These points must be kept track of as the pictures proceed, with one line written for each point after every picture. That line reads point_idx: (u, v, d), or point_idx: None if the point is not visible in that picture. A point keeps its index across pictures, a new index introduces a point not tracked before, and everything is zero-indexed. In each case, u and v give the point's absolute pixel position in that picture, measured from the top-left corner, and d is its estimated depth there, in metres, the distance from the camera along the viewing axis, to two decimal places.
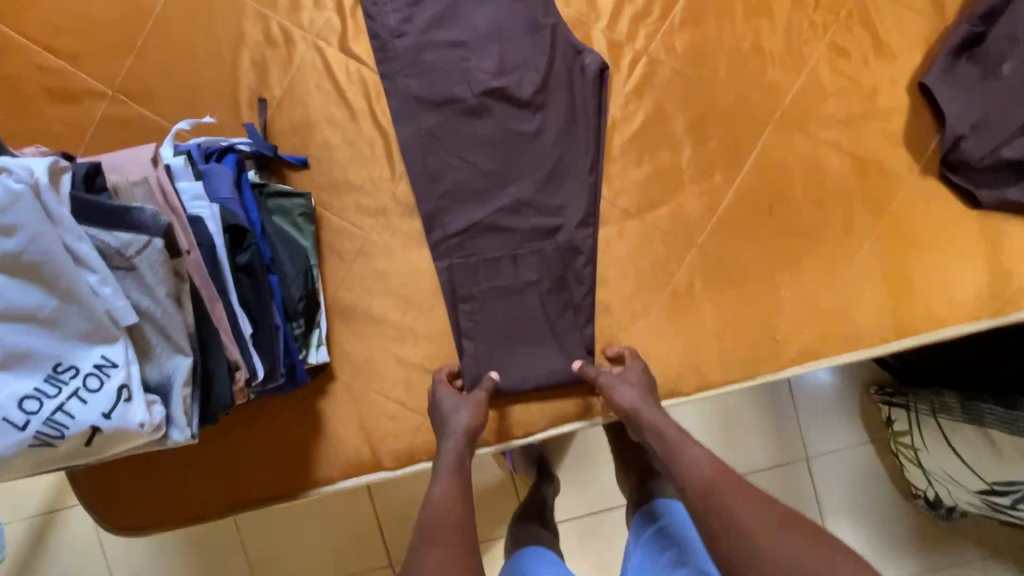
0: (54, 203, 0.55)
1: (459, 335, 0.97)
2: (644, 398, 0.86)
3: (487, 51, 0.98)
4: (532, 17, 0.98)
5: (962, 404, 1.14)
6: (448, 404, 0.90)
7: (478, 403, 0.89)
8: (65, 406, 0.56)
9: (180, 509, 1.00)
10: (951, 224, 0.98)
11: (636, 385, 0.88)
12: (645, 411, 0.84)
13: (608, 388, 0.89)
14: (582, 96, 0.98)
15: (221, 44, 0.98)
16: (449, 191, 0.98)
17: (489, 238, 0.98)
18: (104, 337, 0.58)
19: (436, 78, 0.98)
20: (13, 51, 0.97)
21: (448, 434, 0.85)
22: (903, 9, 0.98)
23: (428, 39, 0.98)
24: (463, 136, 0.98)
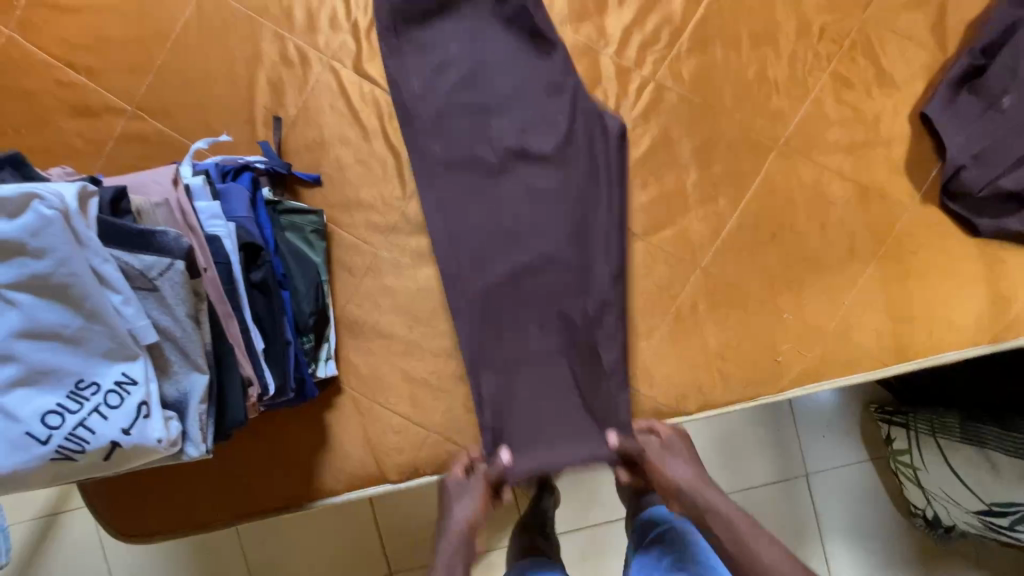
0: (83, 228, 0.57)
1: (483, 406, 0.99)
2: (699, 476, 0.86)
3: (508, 115, 1.02)
4: (552, 79, 1.02)
5: (961, 424, 1.15)
6: (454, 487, 0.91)
7: (478, 490, 0.90)
8: (86, 422, 0.58)
9: (186, 517, 1.01)
10: (951, 251, 0.99)
11: (687, 462, 0.89)
12: (702, 492, 0.83)
13: (659, 466, 0.89)
14: (603, 154, 1.01)
15: (238, 64, 1.01)
16: (472, 249, 1.01)
17: (514, 299, 1.01)
18: (125, 355, 0.60)
19: (461, 141, 1.02)
20: (35, 67, 1.00)
21: (446, 527, 0.85)
22: (907, 41, 1.00)
23: (453, 103, 1.02)
24: (488, 197, 1.02)
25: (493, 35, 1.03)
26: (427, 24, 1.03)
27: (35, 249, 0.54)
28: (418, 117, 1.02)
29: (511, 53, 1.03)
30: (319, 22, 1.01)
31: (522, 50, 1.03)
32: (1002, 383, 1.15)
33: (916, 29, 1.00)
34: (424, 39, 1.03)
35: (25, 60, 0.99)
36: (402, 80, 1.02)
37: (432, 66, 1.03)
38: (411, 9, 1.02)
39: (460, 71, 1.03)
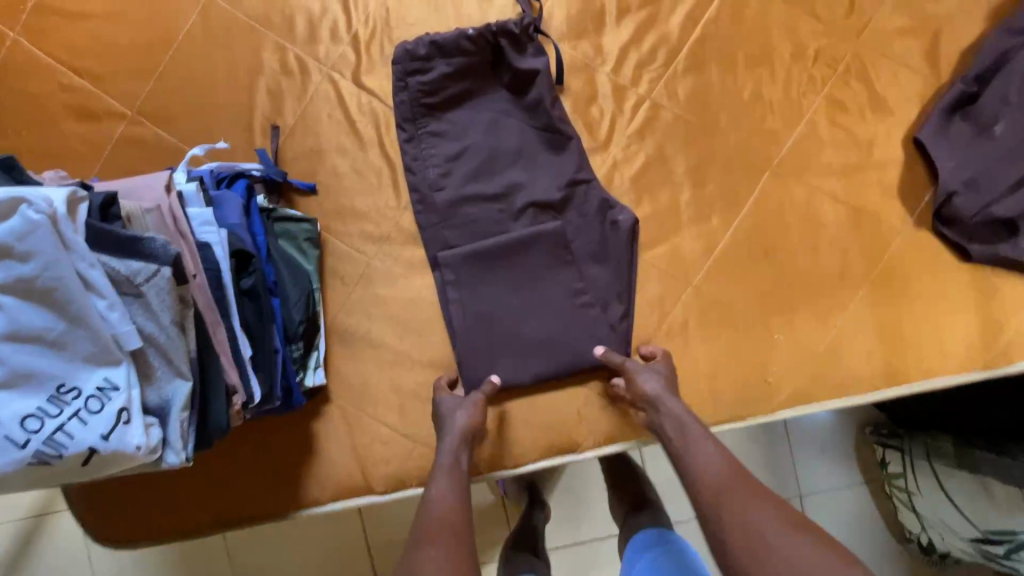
0: (71, 233, 0.57)
1: (462, 341, 0.99)
2: (667, 388, 0.87)
3: (522, 203, 1.00)
4: (567, 173, 1.01)
5: (956, 451, 1.14)
6: (447, 403, 0.91)
7: (476, 403, 0.91)
8: (65, 427, 0.57)
9: (169, 524, 1.00)
10: (943, 276, 0.99)
11: (661, 375, 0.90)
12: (663, 397, 0.85)
13: (629, 373, 0.90)
14: (617, 249, 1.00)
15: (238, 72, 1.02)
16: (477, 335, 0.99)
17: (517, 363, 0.99)
18: (108, 359, 0.60)
19: (474, 232, 1.01)
20: (39, 71, 1.01)
21: (445, 433, 0.86)
22: (901, 66, 1.01)
23: (466, 194, 1.01)
24: (496, 283, 1.00)
25: (511, 123, 1.02)
26: (446, 111, 1.02)
27: (22, 252, 0.54)
28: (425, 178, 1.01)
29: (525, 143, 1.02)
30: (320, 33, 1.02)
31: (540, 140, 1.02)
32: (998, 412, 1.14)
33: (910, 56, 1.01)
34: (442, 126, 1.02)
35: (29, 64, 1.01)
36: (416, 166, 1.01)
37: (448, 154, 1.01)
38: (428, 95, 1.01)
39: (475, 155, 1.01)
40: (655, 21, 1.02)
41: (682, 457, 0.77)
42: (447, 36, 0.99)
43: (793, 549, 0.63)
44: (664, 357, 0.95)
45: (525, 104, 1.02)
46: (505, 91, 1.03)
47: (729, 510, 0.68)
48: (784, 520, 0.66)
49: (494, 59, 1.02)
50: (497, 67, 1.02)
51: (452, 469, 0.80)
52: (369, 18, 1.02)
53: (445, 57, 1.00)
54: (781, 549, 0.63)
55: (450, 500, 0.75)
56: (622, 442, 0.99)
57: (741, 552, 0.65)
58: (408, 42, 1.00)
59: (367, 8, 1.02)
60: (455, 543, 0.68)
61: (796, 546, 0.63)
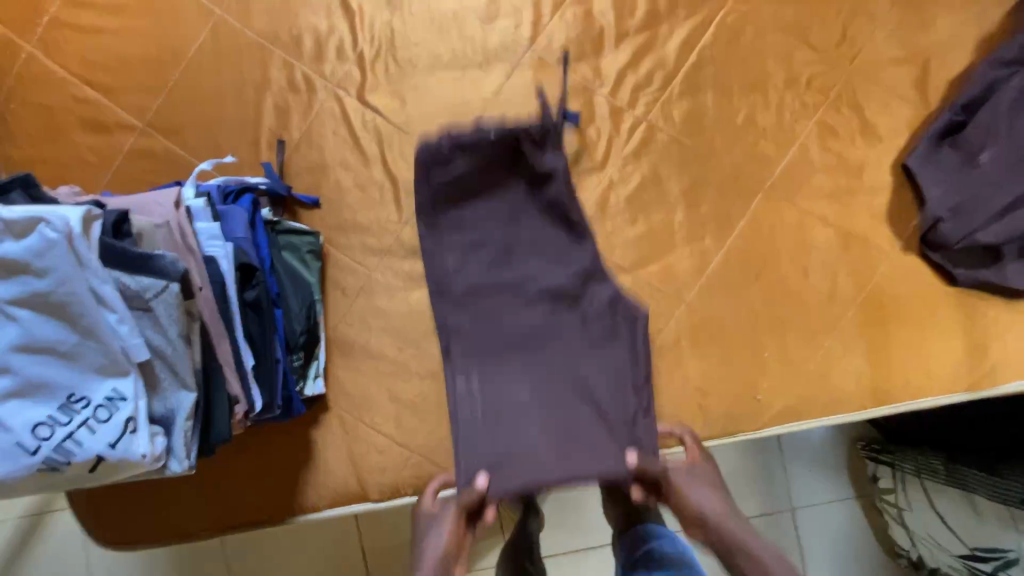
0: (85, 250, 0.59)
1: (468, 436, 0.97)
2: (721, 503, 0.83)
3: (534, 296, 1.03)
4: (580, 264, 1.02)
5: (946, 468, 1.15)
6: (425, 522, 0.88)
7: (451, 517, 0.86)
8: (74, 435, 0.60)
9: (170, 526, 1.03)
10: (930, 299, 1.02)
11: (712, 490, 0.85)
12: (730, 522, 0.79)
13: (677, 487, 0.86)
14: (629, 342, 1.02)
15: (246, 88, 1.05)
16: (486, 429, 0.98)
17: (523, 464, 0.95)
18: (117, 370, 0.62)
19: (488, 322, 1.03)
20: (53, 83, 1.04)
21: (422, 557, 0.82)
22: (891, 94, 1.04)
23: (483, 283, 1.03)
24: (506, 373, 1.01)
25: (528, 213, 1.04)
26: (462, 203, 1.03)
27: (39, 268, 0.57)
28: (442, 268, 1.03)
29: (540, 236, 1.04)
30: (327, 51, 1.05)
31: (556, 234, 1.04)
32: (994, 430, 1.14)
33: (900, 84, 1.04)
34: (461, 216, 1.03)
35: (43, 76, 1.04)
36: (434, 258, 1.03)
37: (465, 244, 1.03)
38: (448, 191, 1.02)
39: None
40: (653, 45, 1.05)
41: None
42: (469, 135, 0.99)
43: None
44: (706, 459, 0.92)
45: (542, 196, 1.03)
46: (523, 185, 1.04)
47: None
48: None
49: (513, 156, 1.03)
50: (515, 164, 1.03)
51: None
52: (374, 37, 1.05)
53: (465, 154, 1.01)
54: None
55: None
56: None
57: None
58: (430, 140, 1.00)
59: (373, 28, 1.05)
60: None
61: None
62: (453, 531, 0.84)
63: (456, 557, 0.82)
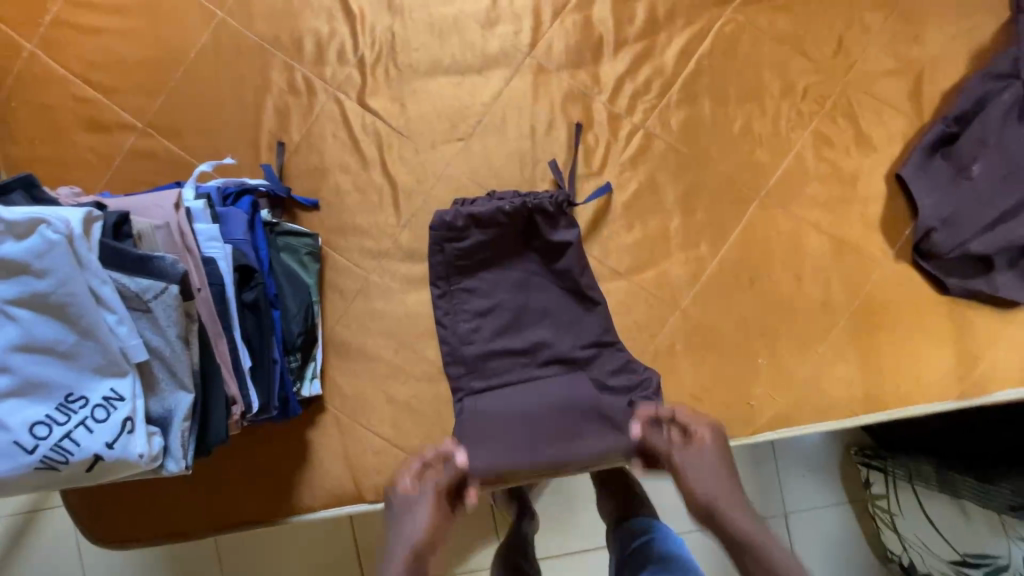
0: (85, 251, 0.60)
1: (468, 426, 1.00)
2: (728, 489, 0.74)
3: (544, 356, 1.04)
4: (591, 334, 1.04)
5: (937, 473, 1.16)
6: (400, 501, 0.80)
7: (430, 499, 0.79)
8: (72, 434, 0.61)
9: (165, 525, 1.03)
10: (922, 307, 1.03)
11: (717, 470, 0.76)
12: (736, 509, 0.71)
13: (679, 471, 0.78)
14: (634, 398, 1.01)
15: (247, 90, 1.05)
16: (484, 425, 1.00)
17: (518, 446, 0.98)
18: (115, 370, 0.63)
19: (498, 378, 1.04)
20: (54, 82, 1.04)
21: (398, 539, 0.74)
22: (885, 105, 1.05)
23: (494, 347, 1.04)
24: (512, 402, 1.02)
25: (540, 283, 1.06)
26: (477, 271, 1.05)
27: (39, 269, 0.58)
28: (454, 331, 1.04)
29: (553, 304, 1.05)
30: (328, 55, 1.05)
31: (568, 307, 1.05)
32: (983, 440, 1.18)
33: (894, 96, 1.05)
34: (473, 284, 1.05)
35: (45, 75, 1.04)
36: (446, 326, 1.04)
37: (477, 310, 1.04)
38: (461, 262, 1.04)
39: (474, 178, 1.06)
40: (651, 53, 1.06)
41: None
42: (484, 208, 1.02)
43: None
44: (715, 435, 0.82)
45: (553, 269, 1.05)
46: (537, 258, 1.06)
47: None
48: None
49: (526, 229, 1.04)
50: (528, 237, 1.05)
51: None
52: (375, 42, 1.06)
53: (481, 226, 1.03)
54: None
55: None
56: None
57: None
58: (444, 208, 1.03)
59: (374, 33, 1.06)
60: None
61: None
62: (432, 513, 0.77)
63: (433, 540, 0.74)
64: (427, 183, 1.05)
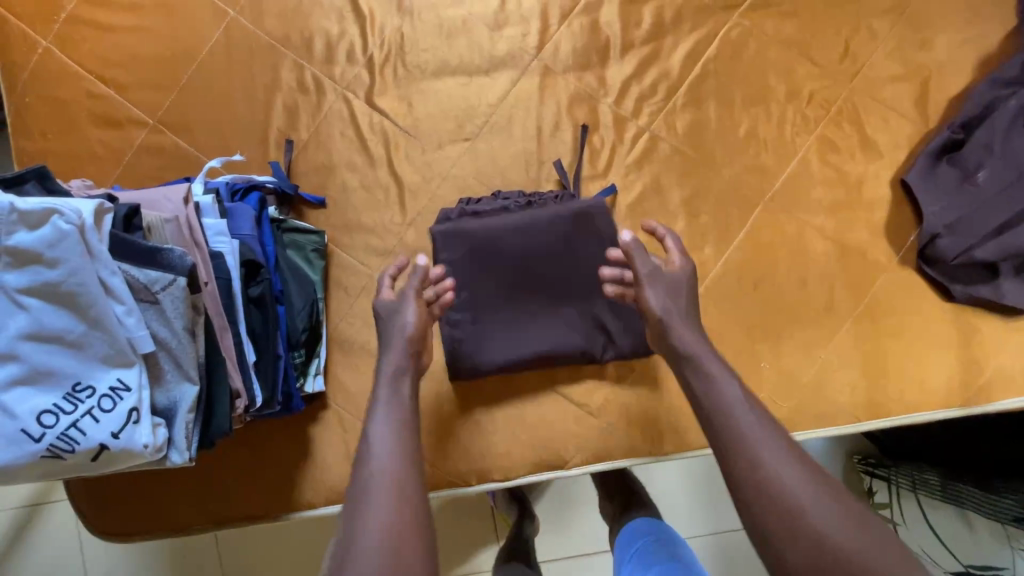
0: (96, 242, 0.61)
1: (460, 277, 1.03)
2: (678, 304, 0.81)
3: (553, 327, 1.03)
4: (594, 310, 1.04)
5: (943, 483, 1.15)
6: (384, 305, 0.86)
7: (416, 302, 0.85)
8: (78, 423, 0.61)
9: (167, 519, 1.04)
10: (926, 314, 1.03)
11: (674, 287, 0.83)
12: (681, 319, 0.79)
13: (641, 287, 0.84)
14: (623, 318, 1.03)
15: (257, 88, 1.06)
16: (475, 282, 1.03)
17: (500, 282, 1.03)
18: (123, 361, 0.64)
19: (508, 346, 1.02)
20: (67, 78, 1.06)
21: (390, 337, 0.81)
22: (891, 111, 1.05)
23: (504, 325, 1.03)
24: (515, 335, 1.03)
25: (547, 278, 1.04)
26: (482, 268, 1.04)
27: (50, 259, 0.59)
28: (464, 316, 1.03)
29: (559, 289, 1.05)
30: (337, 54, 1.07)
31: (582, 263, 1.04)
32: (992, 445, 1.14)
33: (901, 102, 1.05)
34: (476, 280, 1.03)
35: (58, 71, 1.06)
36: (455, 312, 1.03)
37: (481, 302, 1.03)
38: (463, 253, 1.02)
39: (480, 177, 1.06)
40: (657, 57, 1.07)
41: (710, 402, 0.69)
42: (488, 208, 1.03)
43: (828, 511, 0.58)
44: (687, 267, 0.85)
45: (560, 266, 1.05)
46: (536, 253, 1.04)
47: (761, 469, 0.62)
48: (810, 473, 0.61)
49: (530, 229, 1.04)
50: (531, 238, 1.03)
51: (392, 385, 0.75)
52: (384, 42, 1.07)
53: None
54: (821, 532, 0.57)
55: (389, 442, 0.67)
56: (609, 459, 1.02)
57: (779, 529, 0.58)
58: (448, 208, 1.05)
59: (383, 33, 1.07)
60: (399, 500, 0.62)
61: (794, 476, 0.61)
62: (416, 313, 0.84)
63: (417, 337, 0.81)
64: (433, 182, 1.06)
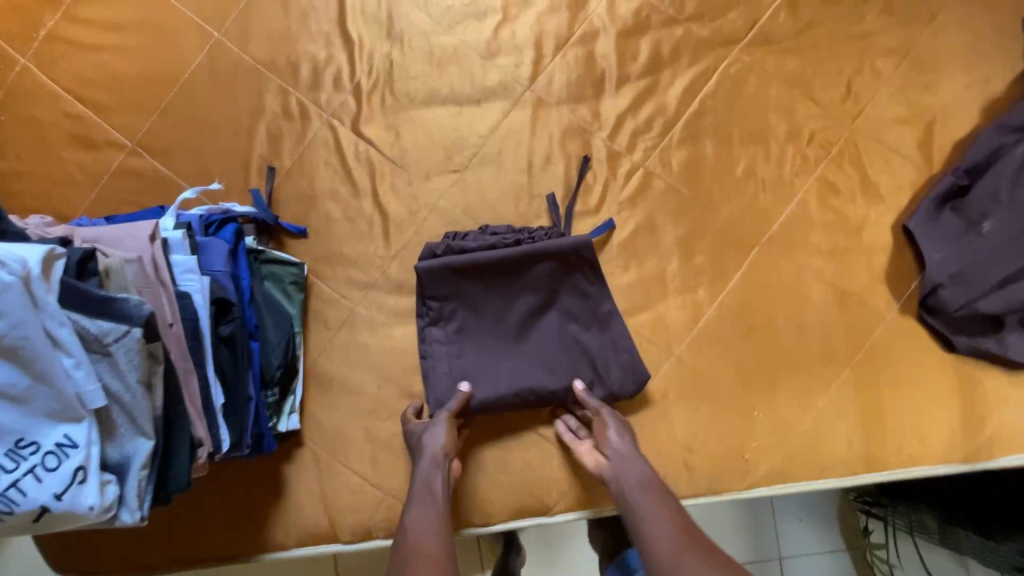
0: (42, 293, 0.57)
1: (445, 315, 1.00)
2: (627, 436, 0.91)
3: (540, 364, 0.98)
4: (580, 348, 0.99)
5: (940, 528, 1.13)
6: (418, 431, 0.93)
7: (444, 422, 0.91)
8: (19, 483, 0.58)
9: (132, 558, 1.00)
10: (927, 364, 0.99)
11: (623, 428, 0.92)
12: (626, 448, 0.89)
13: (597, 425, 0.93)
14: (609, 353, 0.98)
15: (240, 113, 1.03)
16: (460, 319, 1.00)
17: (486, 320, 1.00)
18: (71, 416, 0.59)
19: (494, 382, 0.97)
20: (44, 97, 1.03)
21: (421, 454, 0.88)
22: (893, 153, 1.02)
23: (490, 362, 0.99)
24: (503, 371, 0.98)
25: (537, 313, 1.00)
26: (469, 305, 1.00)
27: None
28: (440, 353, 0.99)
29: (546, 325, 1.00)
30: (324, 80, 1.03)
31: (571, 297, 1.00)
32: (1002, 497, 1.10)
33: (904, 144, 1.02)
34: (462, 317, 1.00)
35: (36, 90, 1.03)
36: (430, 347, 0.99)
37: (466, 339, 1.00)
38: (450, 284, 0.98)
39: (467, 210, 1.03)
40: (654, 91, 1.03)
41: (637, 519, 0.80)
42: (476, 244, 0.98)
43: None
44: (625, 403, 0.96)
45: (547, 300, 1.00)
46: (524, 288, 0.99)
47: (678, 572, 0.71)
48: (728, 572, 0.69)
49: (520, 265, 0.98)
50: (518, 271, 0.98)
51: (426, 497, 0.82)
52: (372, 69, 1.04)
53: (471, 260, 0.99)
54: None
55: (432, 530, 0.77)
56: (597, 507, 0.99)
57: None
58: (434, 242, 1.00)
59: (372, 60, 1.04)
60: None
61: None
62: (448, 433, 0.90)
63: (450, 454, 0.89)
64: (418, 215, 1.03)
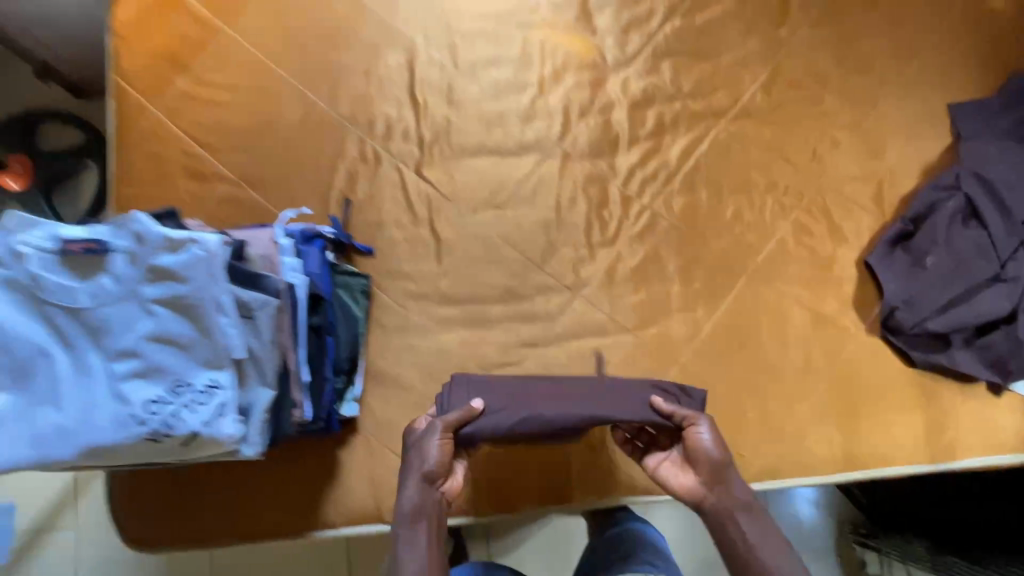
0: (219, 268, 0.80)
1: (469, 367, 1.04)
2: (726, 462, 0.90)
3: (566, 399, 1.00)
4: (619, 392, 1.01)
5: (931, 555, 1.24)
6: (416, 434, 0.92)
7: (444, 438, 0.90)
8: (179, 411, 0.78)
9: (194, 531, 1.13)
10: (892, 377, 1.17)
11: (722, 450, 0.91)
12: (725, 475, 0.89)
13: (697, 447, 0.91)
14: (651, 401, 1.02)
15: (324, 156, 1.28)
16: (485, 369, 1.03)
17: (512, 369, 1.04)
18: (219, 364, 0.81)
19: (516, 409, 0.98)
20: (168, 138, 1.28)
21: (410, 470, 0.89)
22: (852, 204, 1.25)
23: (512, 393, 1.00)
24: (524, 403, 0.99)
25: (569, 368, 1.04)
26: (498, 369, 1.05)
27: (183, 278, 0.79)
28: (459, 380, 1.01)
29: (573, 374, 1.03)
30: (394, 133, 1.29)
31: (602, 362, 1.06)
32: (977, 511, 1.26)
33: (861, 197, 1.26)
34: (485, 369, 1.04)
35: (162, 132, 1.28)
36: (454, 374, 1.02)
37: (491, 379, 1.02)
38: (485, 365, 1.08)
39: (506, 239, 1.25)
40: (657, 150, 1.29)
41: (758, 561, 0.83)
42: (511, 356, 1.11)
43: None
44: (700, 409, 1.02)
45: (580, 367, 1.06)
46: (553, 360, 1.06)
47: None
48: None
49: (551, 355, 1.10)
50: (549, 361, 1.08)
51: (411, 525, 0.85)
52: (433, 126, 1.30)
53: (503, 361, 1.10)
54: None
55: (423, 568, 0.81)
56: (611, 496, 1.16)
57: None
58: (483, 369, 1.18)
59: (433, 119, 1.30)
60: None
61: None
62: (443, 450, 0.90)
63: (441, 474, 0.89)
64: (466, 241, 1.25)
